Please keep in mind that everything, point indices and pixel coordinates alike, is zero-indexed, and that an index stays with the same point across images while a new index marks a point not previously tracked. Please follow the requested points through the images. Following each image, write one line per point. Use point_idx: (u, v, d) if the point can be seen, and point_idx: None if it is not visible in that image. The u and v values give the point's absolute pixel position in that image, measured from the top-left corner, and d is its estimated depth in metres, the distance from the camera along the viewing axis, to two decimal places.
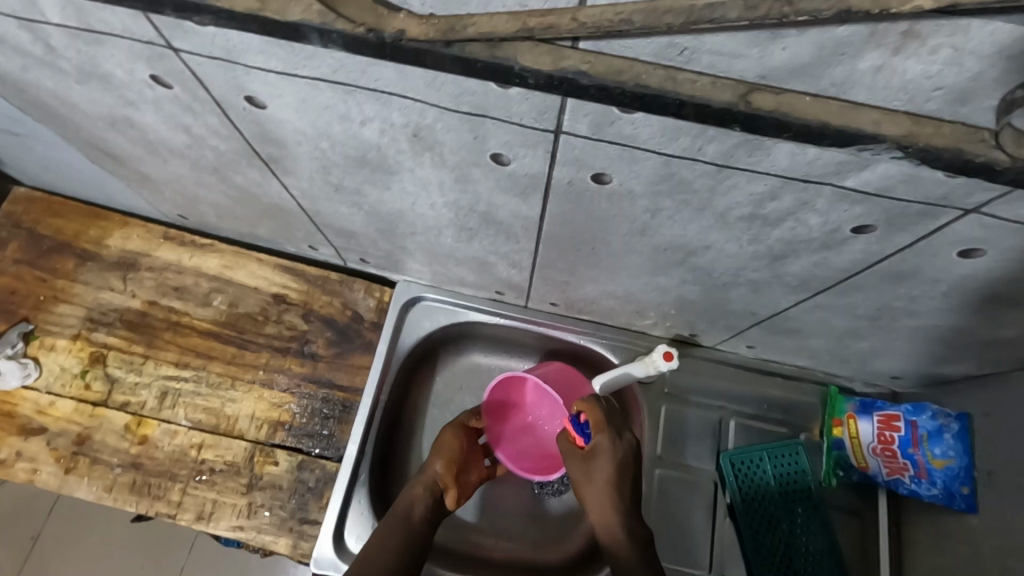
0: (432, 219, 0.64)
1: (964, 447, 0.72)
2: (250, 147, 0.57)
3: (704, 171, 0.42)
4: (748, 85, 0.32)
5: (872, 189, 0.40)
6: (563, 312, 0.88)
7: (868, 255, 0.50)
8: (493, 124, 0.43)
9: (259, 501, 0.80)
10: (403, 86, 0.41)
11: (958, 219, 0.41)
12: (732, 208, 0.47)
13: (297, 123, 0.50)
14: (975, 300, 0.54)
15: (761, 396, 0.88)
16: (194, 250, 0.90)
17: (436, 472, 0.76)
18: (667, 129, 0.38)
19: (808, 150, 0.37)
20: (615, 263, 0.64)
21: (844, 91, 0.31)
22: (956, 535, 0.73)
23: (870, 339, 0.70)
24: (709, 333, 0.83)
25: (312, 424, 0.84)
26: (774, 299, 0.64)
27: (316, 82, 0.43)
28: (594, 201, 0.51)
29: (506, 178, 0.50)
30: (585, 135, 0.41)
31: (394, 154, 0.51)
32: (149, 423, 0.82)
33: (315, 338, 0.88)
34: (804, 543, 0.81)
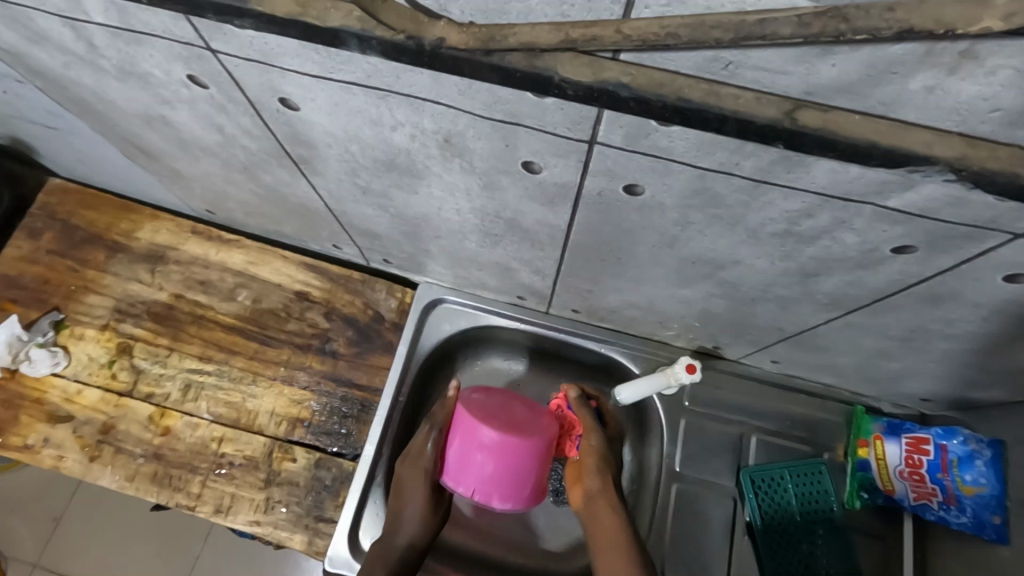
0: (457, 223, 0.64)
1: (996, 474, 0.69)
2: (281, 148, 0.57)
3: (739, 186, 0.41)
4: (794, 102, 0.31)
5: (915, 210, 0.39)
6: (584, 319, 0.88)
7: (906, 276, 0.48)
8: (525, 132, 0.42)
9: (276, 497, 0.80)
10: (436, 93, 0.41)
11: (1005, 242, 0.40)
12: (766, 224, 0.46)
13: (328, 126, 0.50)
14: (1018, 326, 0.52)
15: (784, 412, 0.86)
16: (221, 245, 0.92)
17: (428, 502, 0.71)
18: (705, 143, 0.37)
19: (851, 169, 0.36)
20: (641, 274, 0.63)
21: (894, 111, 0.30)
22: (986, 566, 0.70)
23: (901, 360, 0.68)
24: (732, 346, 0.81)
25: (331, 423, 0.84)
26: (804, 316, 0.63)
27: (350, 86, 0.43)
28: (623, 213, 0.50)
29: (535, 187, 0.50)
30: (619, 147, 0.41)
31: (423, 159, 0.51)
32: (172, 415, 0.84)
33: (336, 336, 0.88)
34: (825, 565, 0.79)
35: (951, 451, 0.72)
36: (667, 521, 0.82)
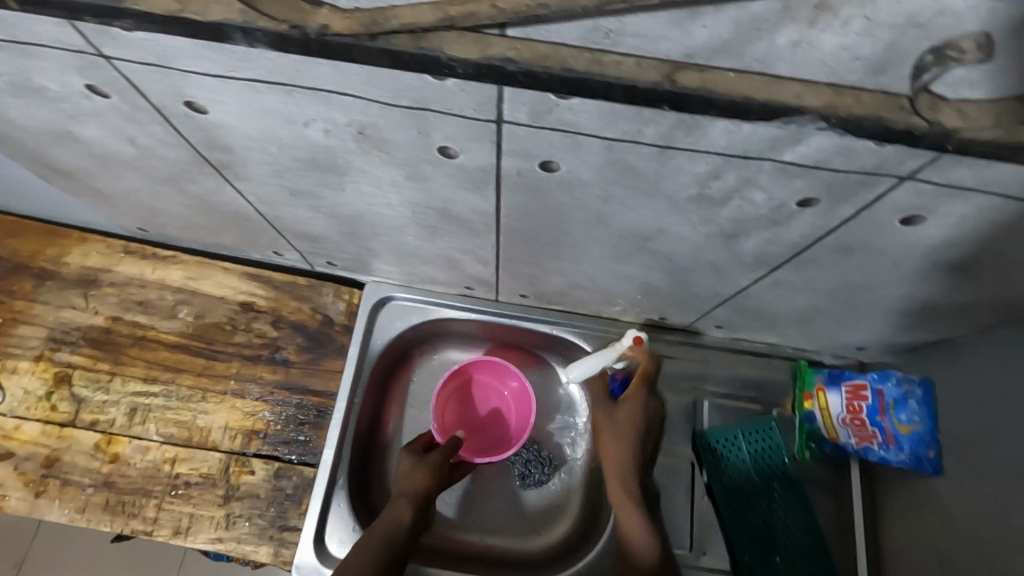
0: (392, 218, 0.64)
1: (927, 410, 0.73)
2: (199, 154, 0.56)
3: (647, 154, 0.43)
4: (674, 64, 0.32)
5: (810, 162, 0.41)
6: (534, 304, 0.88)
7: (817, 229, 0.50)
8: (435, 117, 0.42)
9: (237, 511, 0.79)
10: (341, 84, 0.40)
11: (895, 187, 0.42)
12: (680, 190, 0.47)
13: (241, 127, 0.49)
14: (924, 268, 0.55)
15: (734, 375, 0.89)
16: (157, 262, 0.89)
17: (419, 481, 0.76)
18: (605, 114, 0.39)
19: (743, 127, 0.38)
20: (577, 252, 0.64)
21: (767, 67, 0.31)
22: (927, 500, 0.74)
23: (832, 313, 0.72)
24: (678, 316, 0.84)
25: (288, 431, 0.83)
26: (735, 278, 0.65)
27: (253, 84, 0.42)
28: (546, 191, 0.51)
29: (457, 172, 0.50)
30: (526, 124, 0.41)
31: (344, 154, 0.51)
32: (120, 441, 0.81)
33: (286, 344, 0.87)
34: (782, 518, 0.82)
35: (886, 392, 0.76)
36: None
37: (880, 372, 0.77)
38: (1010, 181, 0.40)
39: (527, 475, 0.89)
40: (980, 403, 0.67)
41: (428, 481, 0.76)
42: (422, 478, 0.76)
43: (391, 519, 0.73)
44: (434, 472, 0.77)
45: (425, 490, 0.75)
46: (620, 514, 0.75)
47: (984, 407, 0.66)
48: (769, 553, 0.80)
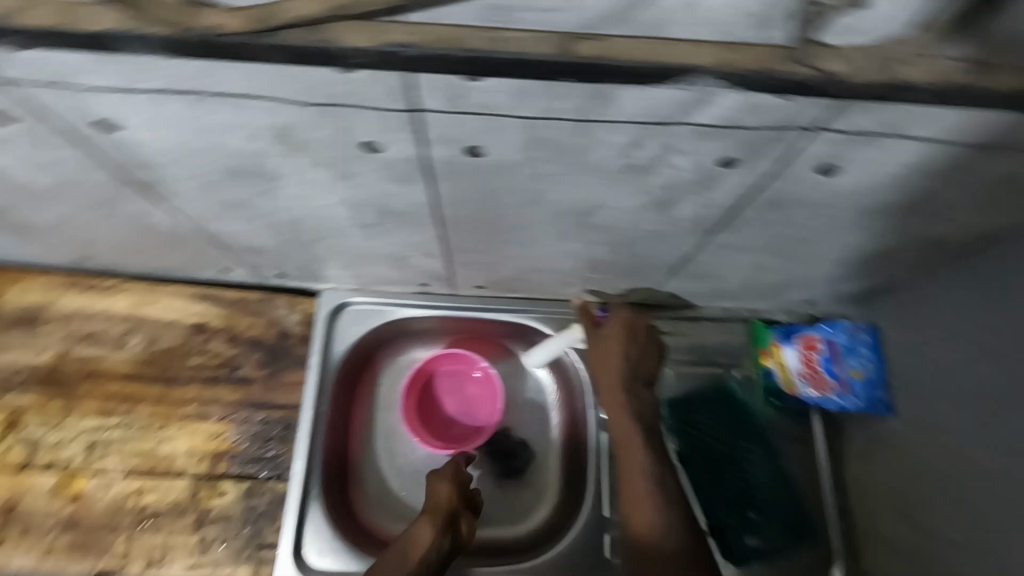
0: (333, 220, 0.63)
1: (874, 356, 0.77)
2: (122, 174, 0.55)
3: (566, 129, 0.43)
4: (570, 35, 0.32)
5: (722, 122, 0.42)
6: (492, 294, 0.89)
7: (743, 188, 0.52)
8: (353, 112, 0.42)
9: (211, 535, 0.78)
10: (251, 86, 0.40)
11: (806, 138, 0.44)
12: (606, 162, 0.48)
13: (159, 142, 0.48)
14: (850, 215, 0.57)
15: (694, 342, 0.91)
16: (101, 292, 0.86)
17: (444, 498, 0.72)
18: (517, 92, 0.39)
19: (652, 93, 0.39)
20: (521, 236, 0.65)
21: (660, 30, 0.32)
22: (885, 439, 0.77)
23: (776, 270, 0.74)
24: (633, 290, 0.85)
25: (256, 449, 0.82)
26: (678, 246, 0.66)
27: (162, 94, 0.41)
28: (477, 177, 0.51)
29: (386, 167, 0.50)
30: (444, 110, 0.42)
31: (270, 159, 0.50)
32: (81, 478, 0.79)
33: (245, 361, 0.86)
34: (750, 473, 0.85)
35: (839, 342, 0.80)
36: (604, 466, 0.86)
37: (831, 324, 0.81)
38: (910, 122, 0.41)
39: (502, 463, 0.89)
40: (924, 341, 0.70)
41: (448, 498, 0.72)
42: (443, 496, 0.73)
43: (411, 544, 0.67)
44: (456, 489, 0.74)
45: (446, 507, 0.71)
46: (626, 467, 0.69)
47: (926, 345, 0.69)
48: (743, 510, 0.83)
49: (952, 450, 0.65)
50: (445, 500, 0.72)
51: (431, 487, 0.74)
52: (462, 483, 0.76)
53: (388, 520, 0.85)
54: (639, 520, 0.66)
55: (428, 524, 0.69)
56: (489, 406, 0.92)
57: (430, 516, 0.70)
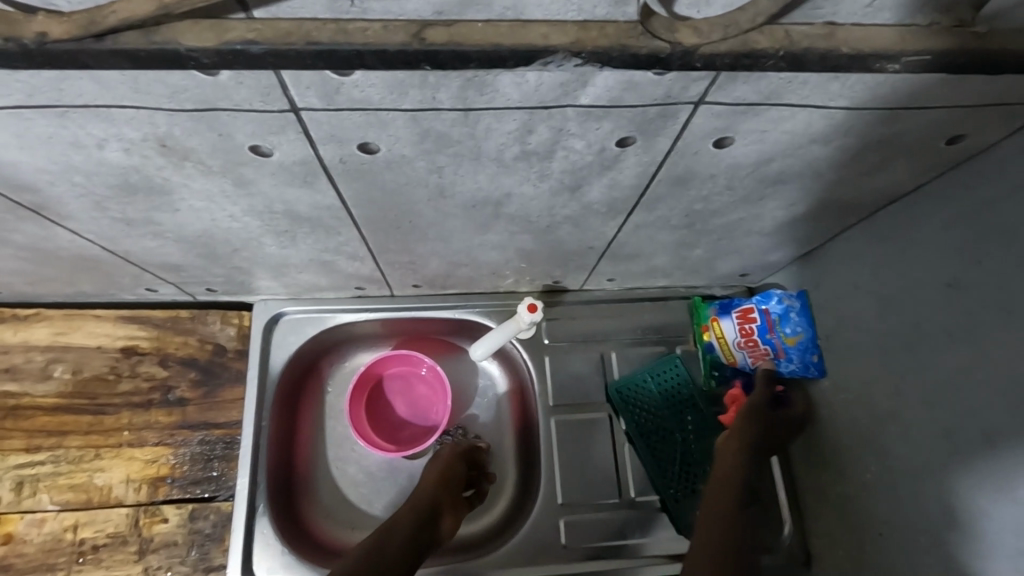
0: (242, 230, 0.61)
1: (805, 321, 0.77)
2: (6, 199, 0.52)
3: (453, 119, 0.43)
4: (423, 22, 0.31)
5: (606, 102, 0.42)
6: (431, 292, 0.88)
7: (645, 166, 0.52)
8: (228, 116, 0.41)
9: (156, 563, 0.76)
10: (112, 96, 0.38)
11: (693, 112, 0.44)
12: (503, 149, 0.47)
13: (34, 162, 0.46)
14: (757, 187, 0.58)
15: (635, 322, 0.92)
16: (17, 324, 0.82)
17: (428, 489, 0.77)
18: (391, 84, 0.38)
19: (527, 77, 0.38)
20: (440, 231, 0.64)
21: (514, 12, 0.31)
22: (818, 401, 0.79)
23: (702, 245, 0.75)
24: (569, 277, 0.85)
25: (197, 470, 0.80)
26: (599, 229, 0.67)
27: (19, 111, 0.39)
28: (377, 174, 0.50)
29: (281, 171, 0.49)
30: (323, 108, 0.41)
31: (157, 172, 0.48)
32: (11, 519, 0.76)
33: (178, 383, 0.83)
34: (697, 446, 0.86)
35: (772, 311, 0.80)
36: (555, 452, 0.86)
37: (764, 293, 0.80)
38: (788, 91, 0.42)
39: None
40: (843, 300, 0.72)
41: (435, 486, 0.77)
42: (429, 485, 0.77)
43: (397, 525, 0.72)
44: (446, 478, 0.78)
45: (429, 494, 0.76)
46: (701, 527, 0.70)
47: (843, 302, 0.72)
48: (691, 483, 0.84)
49: (873, 399, 0.68)
50: (431, 488, 0.77)
51: (420, 480, 0.78)
52: (456, 474, 0.80)
53: (342, 528, 0.83)
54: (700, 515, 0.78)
55: (407, 510, 0.74)
56: (440, 404, 0.91)
57: (417, 504, 0.75)
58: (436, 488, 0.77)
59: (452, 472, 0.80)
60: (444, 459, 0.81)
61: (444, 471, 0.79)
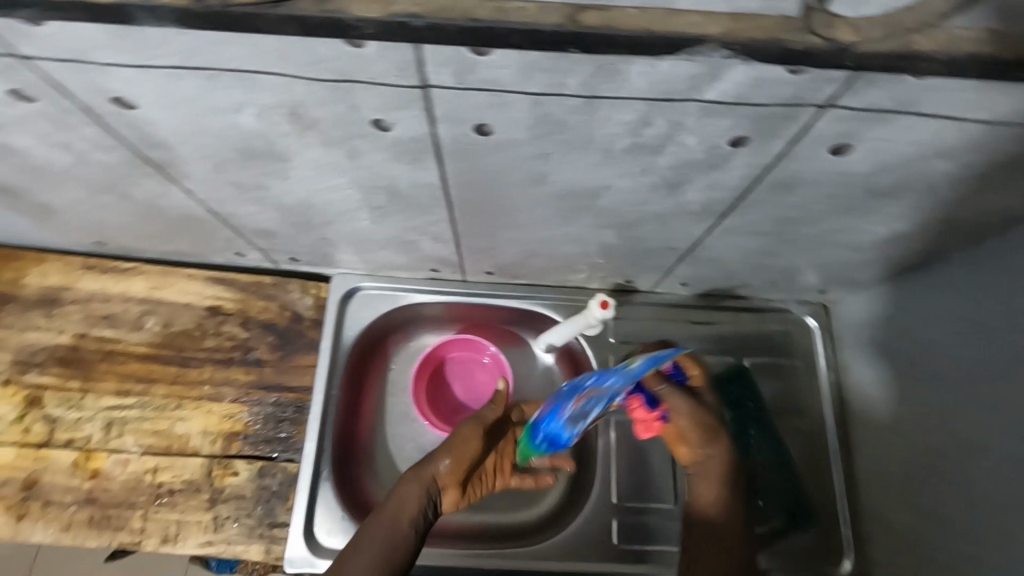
0: (341, 202, 0.64)
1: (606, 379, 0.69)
2: (138, 155, 0.56)
3: (574, 106, 0.43)
4: (576, 6, 0.32)
5: (731, 99, 0.42)
6: (501, 280, 0.89)
7: (753, 169, 0.51)
8: (361, 88, 0.43)
9: (224, 513, 0.79)
10: (261, 62, 0.40)
11: (818, 116, 0.43)
12: (614, 140, 0.48)
13: (173, 121, 0.49)
14: (863, 199, 0.56)
15: (702, 330, 0.90)
16: (118, 275, 0.88)
17: (439, 468, 0.72)
18: (523, 66, 0.39)
19: (660, 67, 0.38)
20: (529, 219, 0.65)
21: (666, 0, 0.32)
22: (895, 428, 0.76)
23: (787, 256, 0.73)
24: (642, 277, 0.85)
25: (268, 430, 0.83)
26: (687, 231, 0.66)
27: (175, 71, 0.42)
28: (485, 156, 0.51)
29: (394, 146, 0.50)
30: (451, 86, 0.42)
31: (279, 138, 0.51)
32: (99, 456, 0.80)
33: (257, 345, 0.87)
34: (760, 461, 0.84)
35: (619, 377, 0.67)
36: (613, 452, 0.86)
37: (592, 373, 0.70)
38: (923, 99, 0.41)
39: None
40: (931, 325, 0.69)
41: (448, 467, 0.72)
42: (441, 470, 0.72)
43: (400, 516, 0.68)
44: (460, 458, 0.73)
45: (437, 473, 0.71)
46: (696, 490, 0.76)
47: (930, 327, 0.69)
48: (753, 498, 0.81)
49: (964, 431, 0.65)
50: (440, 469, 0.72)
51: (430, 456, 0.73)
52: (469, 453, 0.74)
53: None
54: (704, 490, 0.75)
55: (413, 490, 0.69)
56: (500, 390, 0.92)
57: (424, 487, 0.70)
58: (447, 471, 0.72)
59: (467, 451, 0.74)
60: (465, 435, 0.76)
61: (458, 451, 0.73)
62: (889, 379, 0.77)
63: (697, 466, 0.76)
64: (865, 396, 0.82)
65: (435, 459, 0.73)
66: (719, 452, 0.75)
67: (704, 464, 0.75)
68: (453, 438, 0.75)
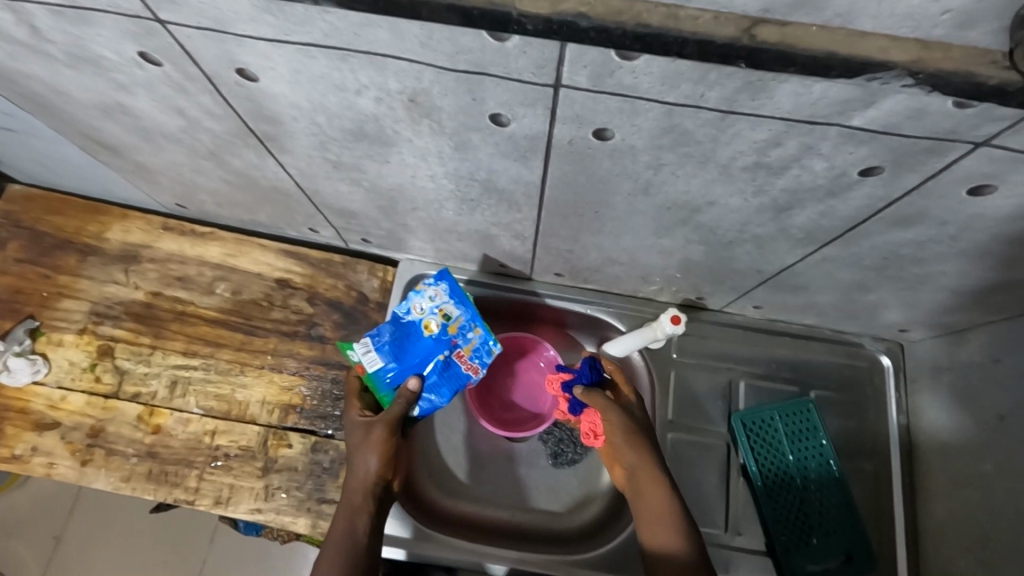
0: (432, 191, 0.63)
1: (384, 327, 0.74)
2: (246, 126, 0.56)
3: (707, 119, 0.42)
4: (751, 19, 0.31)
5: (878, 127, 0.40)
6: (568, 282, 0.88)
7: (875, 200, 0.49)
8: (491, 82, 0.42)
9: (276, 483, 0.80)
10: (397, 47, 0.40)
11: (967, 153, 0.41)
12: (736, 157, 0.46)
13: (291, 97, 0.49)
14: (984, 242, 0.53)
15: (769, 356, 0.88)
16: (195, 239, 0.90)
17: (368, 471, 0.69)
18: (668, 75, 0.38)
19: (814, 89, 0.37)
20: (619, 227, 0.64)
21: (849, 21, 0.30)
22: (969, 481, 0.73)
23: (878, 291, 0.70)
24: (715, 296, 0.82)
25: (323, 406, 0.84)
26: (780, 255, 0.64)
27: (309, 48, 0.42)
28: (595, 160, 0.50)
29: (506, 141, 0.50)
30: (585, 88, 0.41)
31: (392, 123, 0.51)
32: (162, 412, 0.83)
33: (322, 321, 0.88)
34: (818, 499, 0.80)
35: (481, 351, 0.74)
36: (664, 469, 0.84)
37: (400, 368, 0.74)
38: None
39: (558, 454, 0.88)
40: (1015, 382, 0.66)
41: (376, 468, 0.69)
42: (368, 471, 0.69)
43: (347, 529, 0.65)
44: (382, 453, 0.70)
45: (367, 477, 0.69)
46: (642, 524, 0.66)
47: (1016, 384, 0.66)
48: (806, 535, 0.79)
49: None
50: (370, 468, 0.70)
51: (353, 460, 0.71)
52: (391, 444, 0.71)
53: (440, 493, 0.86)
54: (648, 497, 0.67)
55: (358, 494, 0.68)
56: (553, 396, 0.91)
57: (358, 492, 0.69)
58: (376, 470, 0.70)
59: (387, 443, 0.71)
60: (370, 444, 0.70)
61: (383, 448, 0.70)
62: (964, 432, 0.74)
63: (646, 491, 0.67)
64: (937, 446, 0.79)
65: (360, 462, 0.70)
66: (670, 498, 0.66)
67: (639, 476, 0.68)
68: (374, 447, 0.70)
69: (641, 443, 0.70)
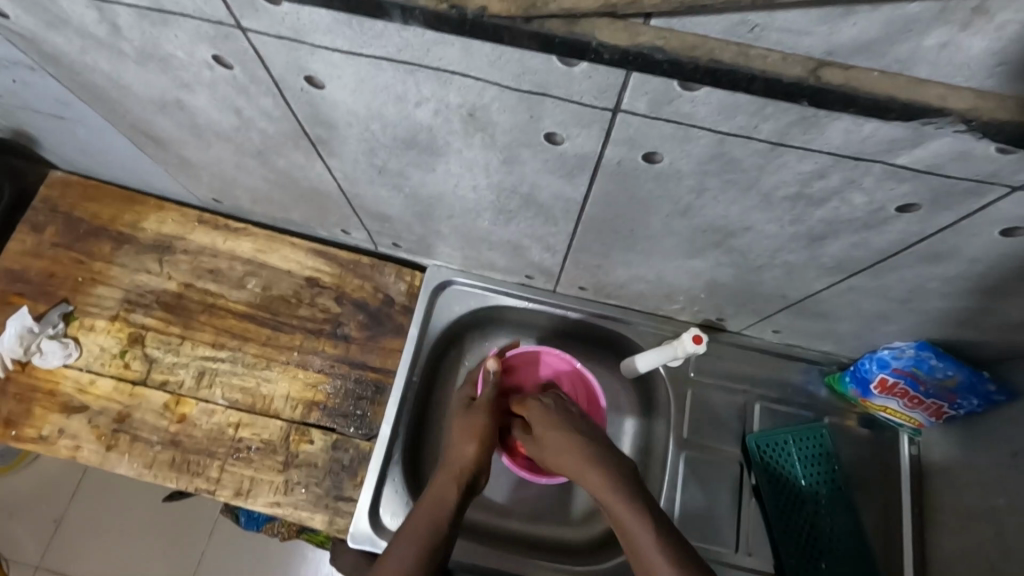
0: (472, 201, 0.65)
1: (951, 361, 0.71)
2: (301, 129, 0.58)
3: (756, 149, 0.43)
4: (817, 61, 0.35)
5: (923, 166, 0.41)
6: (591, 297, 0.90)
7: (909, 235, 0.51)
8: (551, 102, 0.44)
9: (295, 478, 0.81)
10: (466, 65, 0.42)
11: (1005, 197, 0.43)
12: (778, 188, 0.48)
13: (351, 104, 0.51)
14: (1010, 282, 0.55)
15: (786, 380, 0.89)
16: (228, 233, 0.92)
17: (467, 453, 0.73)
18: (725, 106, 0.40)
19: (864, 127, 0.38)
20: (652, 245, 0.65)
21: (907, 67, 0.34)
22: (978, 515, 0.73)
23: (899, 322, 0.72)
24: (736, 318, 0.84)
25: (345, 405, 0.85)
26: (807, 282, 0.66)
27: (380, 61, 0.44)
28: (641, 182, 0.52)
29: (555, 158, 0.52)
30: (643, 114, 0.43)
31: (445, 135, 0.53)
32: (187, 402, 0.84)
33: (348, 321, 0.89)
34: (827, 525, 0.81)
35: (927, 362, 0.73)
36: (678, 485, 0.84)
37: (875, 365, 0.79)
38: None
39: None
40: None
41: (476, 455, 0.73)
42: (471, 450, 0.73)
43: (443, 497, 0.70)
44: (484, 441, 0.74)
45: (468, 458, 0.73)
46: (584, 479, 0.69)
47: None
48: (814, 559, 0.79)
49: None
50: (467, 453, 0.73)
51: (443, 469, 0.73)
52: (489, 432, 0.76)
53: None
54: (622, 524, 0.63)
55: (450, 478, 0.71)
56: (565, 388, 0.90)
57: (461, 468, 0.72)
58: (473, 456, 0.73)
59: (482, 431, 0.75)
60: (472, 426, 0.75)
61: (480, 435, 0.75)
62: (978, 466, 0.74)
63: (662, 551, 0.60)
64: (947, 480, 0.79)
65: (464, 440, 0.74)
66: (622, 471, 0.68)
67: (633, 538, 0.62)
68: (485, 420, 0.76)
69: (610, 455, 0.69)
